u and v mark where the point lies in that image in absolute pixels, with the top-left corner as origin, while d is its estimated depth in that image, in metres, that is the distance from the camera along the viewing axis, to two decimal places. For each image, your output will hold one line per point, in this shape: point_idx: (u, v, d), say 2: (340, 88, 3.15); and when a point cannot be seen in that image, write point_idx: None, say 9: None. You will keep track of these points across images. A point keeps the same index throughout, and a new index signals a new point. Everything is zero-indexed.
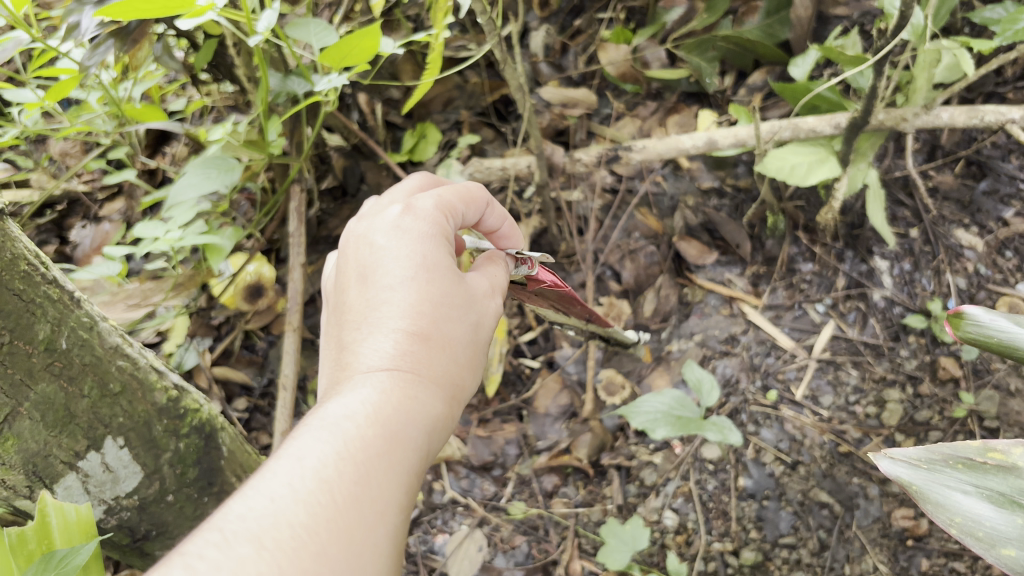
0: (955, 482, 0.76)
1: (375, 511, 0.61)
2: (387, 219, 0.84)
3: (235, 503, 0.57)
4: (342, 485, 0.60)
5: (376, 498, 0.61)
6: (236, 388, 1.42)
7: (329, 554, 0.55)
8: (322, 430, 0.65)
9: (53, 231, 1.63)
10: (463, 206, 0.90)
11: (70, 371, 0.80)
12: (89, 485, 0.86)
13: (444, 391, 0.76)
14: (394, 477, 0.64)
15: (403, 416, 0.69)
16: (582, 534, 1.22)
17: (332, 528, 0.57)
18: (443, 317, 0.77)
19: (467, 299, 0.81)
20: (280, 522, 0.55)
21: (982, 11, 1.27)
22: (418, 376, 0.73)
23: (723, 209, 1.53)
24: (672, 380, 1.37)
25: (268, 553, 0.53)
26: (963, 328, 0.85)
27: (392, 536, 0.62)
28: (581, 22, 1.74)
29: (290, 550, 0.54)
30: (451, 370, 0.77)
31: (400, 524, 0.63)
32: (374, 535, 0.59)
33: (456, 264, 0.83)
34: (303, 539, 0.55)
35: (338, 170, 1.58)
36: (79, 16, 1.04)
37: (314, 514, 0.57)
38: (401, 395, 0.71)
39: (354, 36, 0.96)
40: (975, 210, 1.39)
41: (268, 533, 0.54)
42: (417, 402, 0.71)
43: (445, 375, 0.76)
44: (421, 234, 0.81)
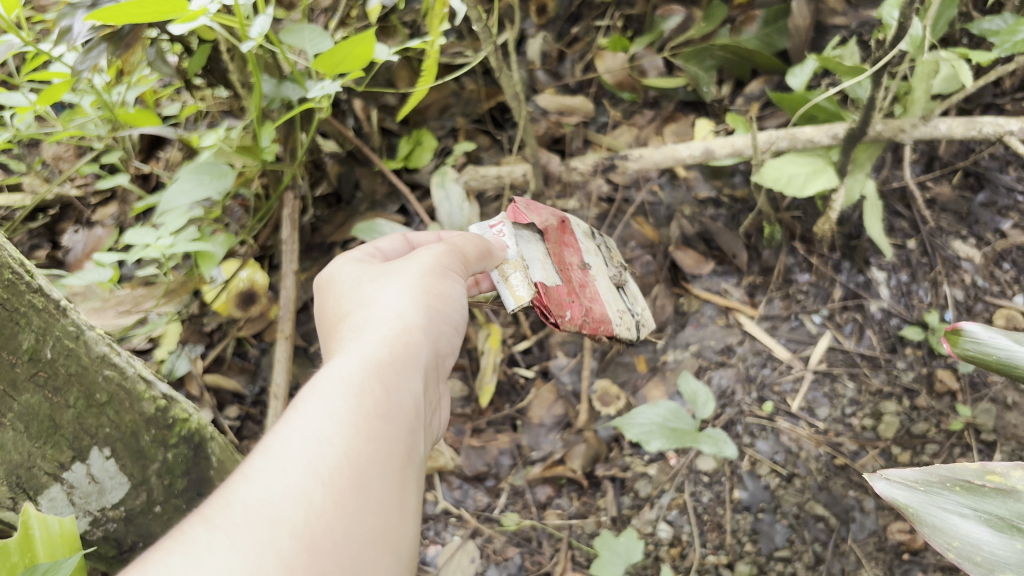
0: (952, 505, 0.75)
1: (335, 466, 0.61)
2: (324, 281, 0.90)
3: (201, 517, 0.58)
4: (295, 452, 0.61)
5: (330, 454, 0.61)
6: (228, 396, 1.42)
7: (286, 515, 0.56)
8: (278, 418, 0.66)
9: (45, 235, 1.61)
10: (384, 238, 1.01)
11: (56, 381, 0.79)
12: (74, 497, 0.84)
13: (403, 351, 0.76)
14: (352, 430, 0.64)
15: (355, 376, 0.69)
16: (576, 546, 1.21)
17: (286, 492, 0.57)
18: (397, 297, 0.82)
19: (410, 280, 0.84)
20: (233, 500, 0.56)
21: (981, 22, 1.27)
22: (373, 345, 0.74)
23: (719, 219, 1.52)
24: (667, 392, 1.36)
25: (220, 528, 0.54)
26: (960, 344, 0.84)
27: (361, 484, 0.61)
28: (578, 29, 1.73)
29: (242, 520, 0.55)
30: (406, 333, 0.78)
31: (369, 472, 0.62)
32: (337, 486, 0.60)
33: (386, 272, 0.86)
34: (254, 505, 0.56)
35: (332, 177, 1.56)
36: (71, 19, 1.02)
37: (267, 484, 0.58)
38: (361, 362, 0.72)
39: (349, 43, 0.95)
40: (973, 221, 1.38)
41: (222, 511, 0.55)
42: (375, 364, 0.72)
43: (404, 341, 0.77)
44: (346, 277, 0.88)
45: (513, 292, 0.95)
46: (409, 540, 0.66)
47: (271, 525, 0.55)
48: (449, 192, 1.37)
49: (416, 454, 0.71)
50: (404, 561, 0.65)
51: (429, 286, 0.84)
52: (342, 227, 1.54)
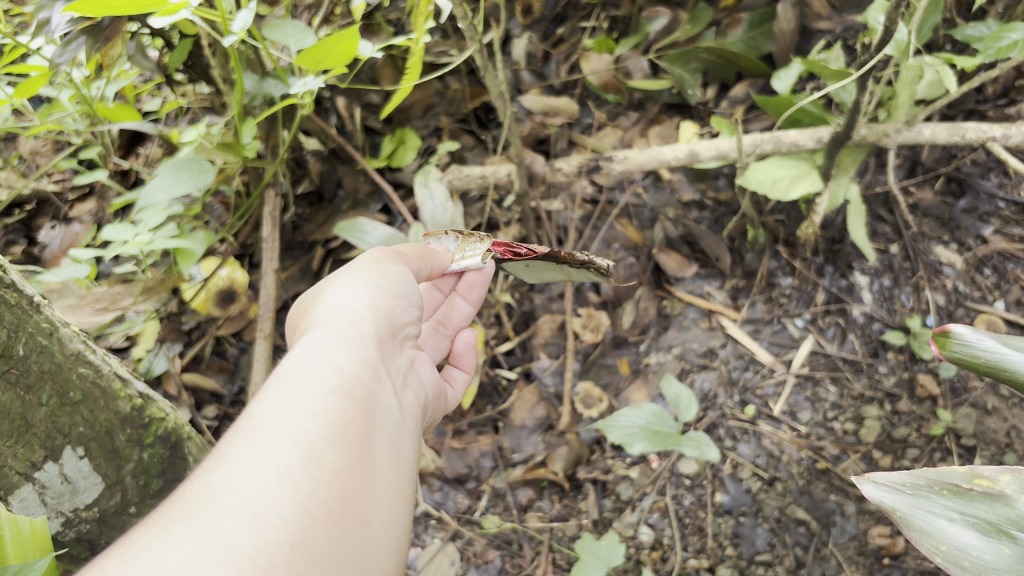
0: (940, 509, 0.74)
1: (280, 447, 0.60)
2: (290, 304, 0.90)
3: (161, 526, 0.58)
4: (239, 444, 0.60)
5: (275, 439, 0.60)
6: (206, 395, 1.40)
7: (225, 503, 0.54)
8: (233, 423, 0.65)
9: (21, 231, 1.59)
10: None
11: (28, 379, 0.77)
12: (46, 497, 0.83)
13: (355, 332, 0.74)
14: (298, 413, 0.63)
15: (301, 363, 0.68)
16: (557, 550, 1.19)
17: (229, 484, 0.56)
18: (337, 285, 0.82)
19: (359, 271, 0.83)
20: (176, 504, 0.55)
21: (965, 28, 1.28)
22: (322, 330, 0.73)
23: (703, 221, 1.51)
24: (649, 394, 1.35)
25: (160, 526, 0.53)
26: (949, 347, 0.83)
27: (310, 457, 0.60)
28: (563, 30, 1.72)
29: (180, 518, 0.53)
30: (355, 314, 0.76)
31: (319, 446, 0.61)
32: (282, 467, 0.58)
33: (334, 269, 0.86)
34: (194, 500, 0.55)
35: (314, 175, 1.54)
36: (50, 12, 1.01)
37: (209, 479, 0.57)
38: (303, 346, 0.71)
39: (331, 39, 0.94)
40: (954, 227, 1.39)
41: (163, 515, 0.54)
42: (322, 346, 0.71)
43: (353, 318, 0.76)
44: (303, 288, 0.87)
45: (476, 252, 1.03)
46: (385, 504, 0.64)
47: (214, 514, 0.54)
48: (432, 191, 1.36)
49: (383, 422, 0.70)
50: (381, 525, 0.63)
51: (378, 271, 0.83)
52: (324, 226, 1.53)
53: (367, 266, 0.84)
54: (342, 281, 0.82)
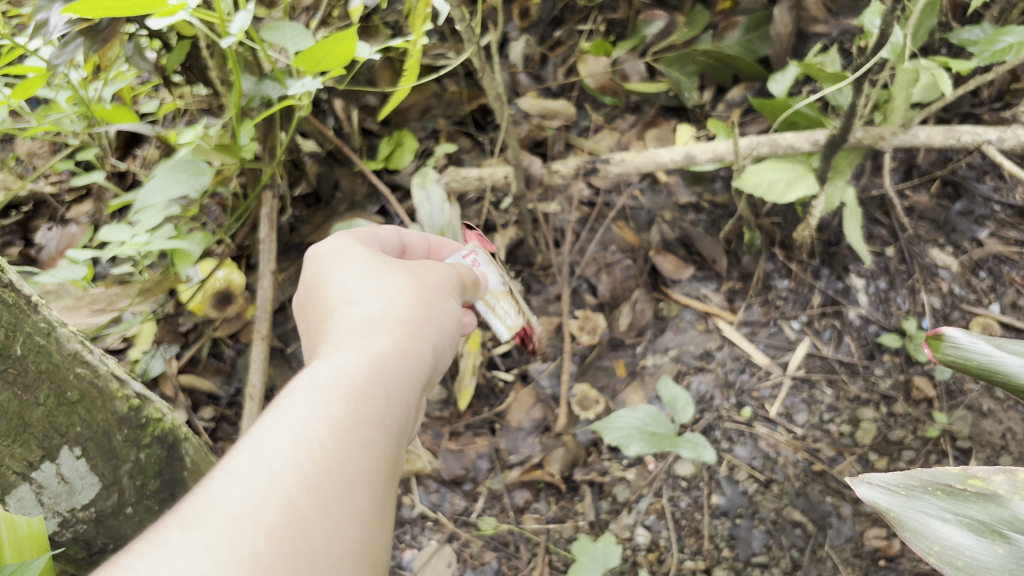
0: (934, 510, 0.75)
1: (324, 470, 0.58)
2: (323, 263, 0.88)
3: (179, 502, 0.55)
4: (283, 451, 0.58)
5: (321, 458, 0.58)
6: (203, 397, 1.40)
7: (266, 518, 0.52)
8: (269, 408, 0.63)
9: (18, 233, 1.59)
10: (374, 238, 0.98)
11: (25, 378, 0.77)
12: (43, 497, 0.82)
13: (404, 364, 0.73)
14: (348, 439, 0.61)
15: (352, 376, 0.67)
16: (553, 551, 1.19)
17: (270, 499, 0.54)
18: (379, 293, 0.81)
19: (407, 293, 0.82)
20: (211, 502, 0.52)
21: (960, 32, 1.28)
22: (367, 347, 0.72)
23: (700, 224, 1.52)
24: (646, 396, 1.36)
25: (197, 529, 0.50)
26: (942, 350, 0.83)
27: (350, 485, 0.59)
28: (561, 33, 1.73)
29: (219, 522, 0.51)
30: (404, 338, 0.76)
31: (358, 481, 0.60)
32: (323, 489, 0.57)
33: (393, 272, 0.85)
34: (234, 505, 0.52)
35: (311, 177, 1.55)
36: (48, 13, 1.00)
37: (249, 484, 0.54)
38: (347, 358, 0.70)
39: (329, 41, 0.94)
40: (950, 230, 1.39)
41: (198, 515, 0.51)
42: (369, 367, 0.69)
43: (398, 339, 0.75)
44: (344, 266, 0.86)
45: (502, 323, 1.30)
46: (389, 550, 0.63)
47: (254, 529, 0.51)
48: (429, 193, 1.36)
49: (401, 463, 0.69)
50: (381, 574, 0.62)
51: (424, 302, 0.83)
52: (321, 227, 1.53)
53: (415, 291, 0.83)
54: (383, 292, 0.81)
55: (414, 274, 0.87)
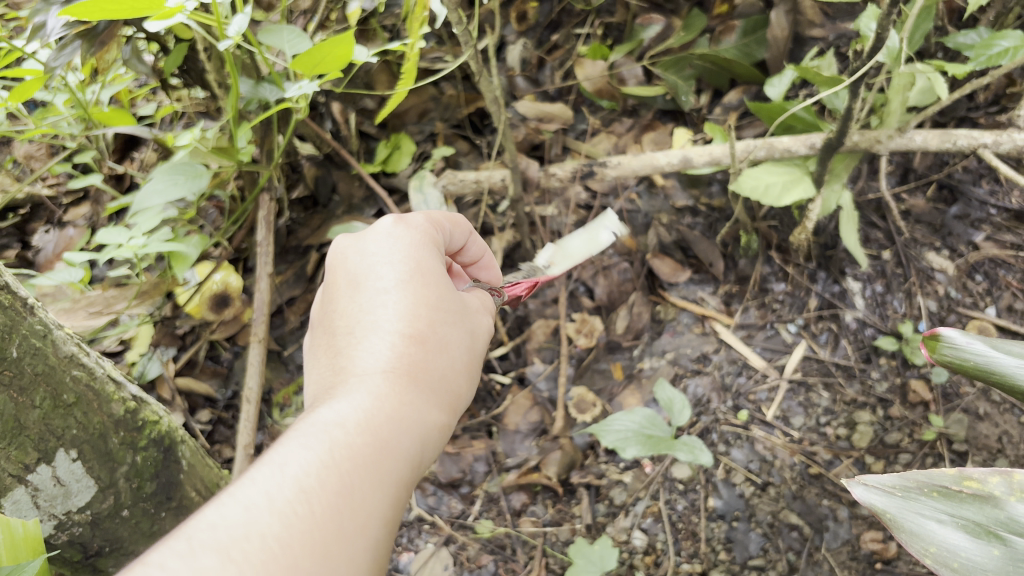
0: (930, 511, 0.75)
1: (357, 525, 0.58)
2: (379, 227, 0.83)
3: (211, 508, 0.54)
4: (326, 497, 0.58)
5: (358, 511, 0.59)
6: (200, 399, 1.39)
7: (303, 566, 0.53)
8: (313, 433, 0.63)
9: (16, 235, 1.59)
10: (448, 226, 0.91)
11: (21, 381, 0.77)
12: (39, 500, 0.82)
13: (437, 403, 0.74)
14: (379, 493, 0.62)
15: (393, 426, 0.67)
16: (550, 554, 1.19)
17: (306, 544, 0.54)
18: (439, 328, 0.77)
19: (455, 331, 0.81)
20: (252, 532, 0.52)
21: (956, 36, 1.29)
22: (410, 391, 0.72)
23: (697, 227, 1.53)
24: (643, 399, 1.36)
25: (237, 563, 0.50)
26: (938, 351, 0.84)
27: (374, 552, 0.59)
28: (558, 36, 1.73)
29: (261, 561, 0.51)
30: (445, 377, 0.77)
31: (381, 538, 0.60)
32: (355, 554, 0.57)
33: (445, 274, 0.83)
34: (275, 546, 0.52)
35: (309, 179, 1.54)
36: (45, 16, 1.01)
37: (289, 522, 0.54)
38: (390, 404, 0.69)
39: (327, 44, 0.94)
40: (946, 233, 1.40)
41: (238, 543, 0.51)
42: (408, 418, 0.69)
43: (437, 394, 0.75)
44: (412, 243, 0.82)
45: None
46: None
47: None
48: (427, 196, 1.37)
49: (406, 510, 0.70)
50: None
51: (465, 349, 0.82)
52: (319, 231, 1.53)
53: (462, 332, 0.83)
54: (440, 328, 0.78)
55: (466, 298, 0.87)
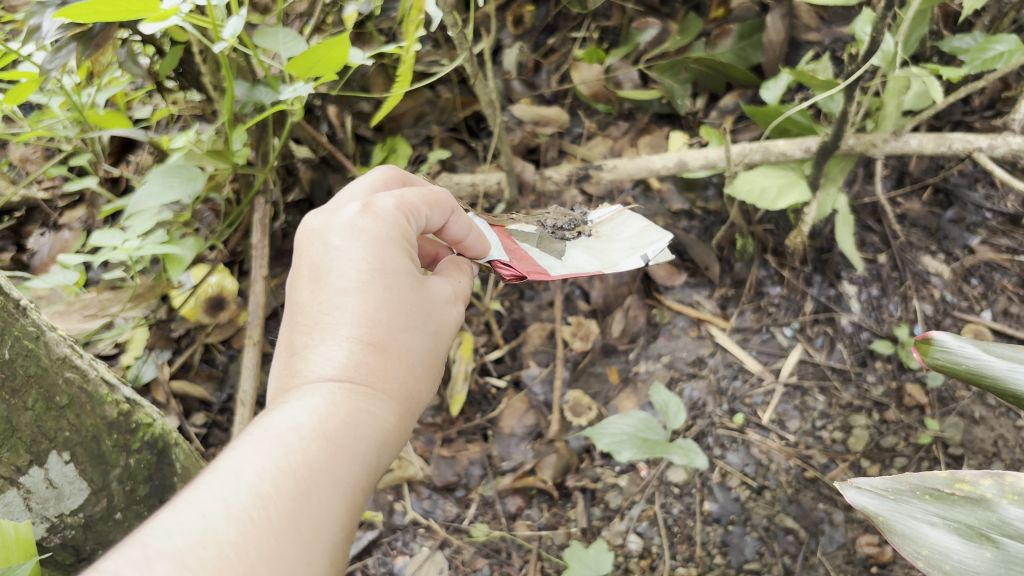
0: (922, 514, 0.75)
1: (313, 530, 0.60)
2: (344, 217, 0.81)
3: (166, 516, 0.56)
4: (281, 503, 0.59)
5: (314, 517, 0.60)
6: (195, 402, 1.38)
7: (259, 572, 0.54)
8: (268, 439, 0.64)
9: (10, 238, 1.59)
10: (428, 211, 0.88)
11: (14, 382, 0.77)
12: (31, 502, 0.81)
13: (398, 404, 0.75)
14: (336, 497, 0.63)
15: (350, 430, 0.68)
16: (545, 558, 1.19)
17: (261, 551, 0.55)
18: (402, 328, 0.77)
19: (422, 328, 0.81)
20: (209, 540, 0.54)
21: (951, 40, 1.29)
22: (370, 396, 0.72)
23: (692, 230, 1.53)
24: (639, 403, 1.36)
25: (193, 572, 0.51)
26: (931, 354, 0.83)
27: (331, 556, 0.61)
28: (554, 40, 1.74)
29: (215, 569, 0.52)
30: (406, 379, 0.77)
31: (337, 542, 0.62)
32: (311, 560, 0.58)
33: (413, 269, 0.81)
34: (231, 553, 0.54)
35: (305, 183, 1.56)
36: (40, 18, 1.01)
37: (244, 529, 0.56)
38: (349, 408, 0.70)
39: (321, 46, 0.94)
40: (941, 237, 1.40)
41: (193, 551, 0.53)
42: (368, 421, 0.70)
43: (397, 395, 0.75)
44: (378, 237, 0.80)
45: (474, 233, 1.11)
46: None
47: None
48: None
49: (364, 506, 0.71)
50: None
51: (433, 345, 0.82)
52: None
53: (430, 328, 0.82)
54: (405, 328, 0.78)
55: (435, 287, 0.86)
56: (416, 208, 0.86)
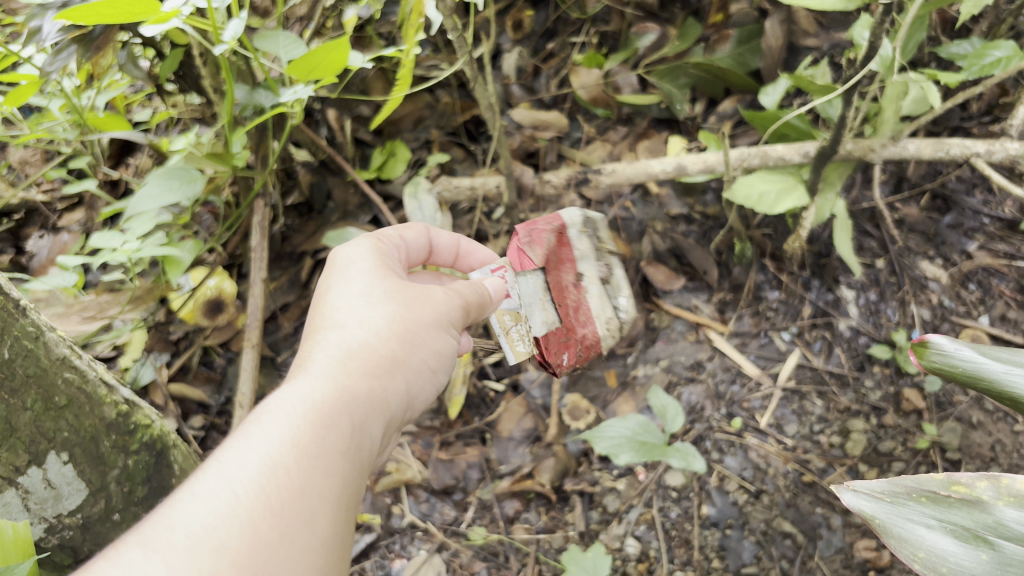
0: (918, 517, 0.75)
1: (283, 496, 0.63)
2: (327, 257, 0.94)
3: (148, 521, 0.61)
4: (246, 478, 0.63)
5: (283, 483, 0.64)
6: (193, 406, 1.38)
7: (231, 543, 0.58)
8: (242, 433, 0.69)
9: (9, 241, 1.59)
10: (398, 234, 1.02)
11: (12, 382, 0.77)
12: (29, 502, 0.81)
13: (377, 378, 0.78)
14: (309, 463, 0.67)
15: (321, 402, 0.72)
16: (543, 561, 1.19)
17: (232, 520, 0.60)
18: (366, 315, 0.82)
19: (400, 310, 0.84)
20: (176, 523, 0.59)
21: (948, 46, 1.29)
22: (343, 373, 0.76)
23: (690, 235, 1.52)
24: (637, 406, 1.36)
25: (160, 550, 0.56)
26: (927, 357, 0.84)
27: (308, 519, 0.64)
28: (553, 45, 1.76)
29: (183, 546, 0.57)
30: (383, 353, 0.80)
31: (317, 504, 0.65)
32: (284, 523, 0.62)
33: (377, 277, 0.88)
34: (198, 528, 0.59)
35: (304, 186, 1.55)
36: (41, 21, 1.01)
37: (213, 507, 0.60)
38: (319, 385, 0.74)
39: (320, 49, 0.94)
40: (940, 242, 1.41)
41: (161, 536, 0.58)
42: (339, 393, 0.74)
43: (376, 370, 0.79)
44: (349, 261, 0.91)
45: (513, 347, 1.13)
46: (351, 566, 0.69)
47: (215, 551, 0.57)
48: (422, 203, 1.39)
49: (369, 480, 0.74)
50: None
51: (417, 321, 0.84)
52: (313, 237, 1.53)
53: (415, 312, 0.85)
54: (369, 312, 0.83)
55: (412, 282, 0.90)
56: (388, 236, 0.99)
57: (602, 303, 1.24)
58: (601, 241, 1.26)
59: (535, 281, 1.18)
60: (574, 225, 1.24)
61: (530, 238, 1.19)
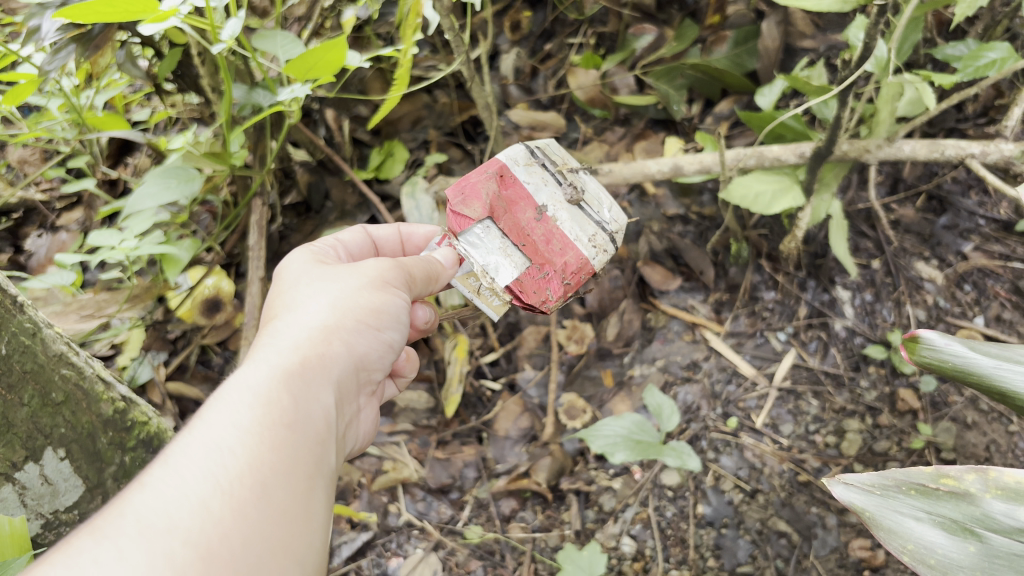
0: (907, 509, 0.75)
1: (229, 473, 0.63)
2: None
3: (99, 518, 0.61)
4: (191, 461, 0.63)
5: (228, 462, 0.64)
6: (190, 404, 1.39)
7: (181, 522, 0.58)
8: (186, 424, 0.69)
9: (7, 239, 1.59)
10: (336, 238, 1.01)
11: (11, 378, 0.78)
12: (25, 498, 0.82)
13: (322, 353, 0.78)
14: (253, 442, 0.66)
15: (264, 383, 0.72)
16: (539, 560, 1.20)
17: (181, 502, 0.60)
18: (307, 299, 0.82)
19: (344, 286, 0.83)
20: (125, 511, 0.59)
21: (944, 48, 1.30)
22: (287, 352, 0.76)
23: (688, 236, 1.53)
24: (633, 406, 1.36)
25: (109, 536, 0.56)
26: (918, 352, 0.84)
27: (258, 493, 0.64)
28: (551, 46, 1.77)
29: (130, 530, 0.57)
30: (328, 329, 0.79)
31: (265, 479, 0.65)
32: (234, 498, 0.62)
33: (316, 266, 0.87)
34: (146, 513, 0.58)
35: (302, 185, 1.55)
36: (40, 20, 1.02)
37: (160, 491, 0.60)
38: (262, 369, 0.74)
39: (318, 49, 0.95)
40: (935, 243, 1.41)
41: (108, 524, 0.58)
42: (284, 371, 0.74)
43: (321, 346, 0.78)
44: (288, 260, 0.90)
45: (489, 304, 0.99)
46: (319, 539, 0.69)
47: (166, 532, 0.57)
48: (419, 202, 1.40)
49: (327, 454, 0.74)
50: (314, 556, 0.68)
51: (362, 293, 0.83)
52: (312, 236, 1.54)
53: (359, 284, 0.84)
54: (306, 295, 0.83)
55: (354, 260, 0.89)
56: (322, 239, 0.98)
57: (579, 224, 1.04)
58: (557, 166, 1.07)
59: (487, 233, 1.00)
60: (518, 160, 1.04)
61: (462, 194, 0.98)
